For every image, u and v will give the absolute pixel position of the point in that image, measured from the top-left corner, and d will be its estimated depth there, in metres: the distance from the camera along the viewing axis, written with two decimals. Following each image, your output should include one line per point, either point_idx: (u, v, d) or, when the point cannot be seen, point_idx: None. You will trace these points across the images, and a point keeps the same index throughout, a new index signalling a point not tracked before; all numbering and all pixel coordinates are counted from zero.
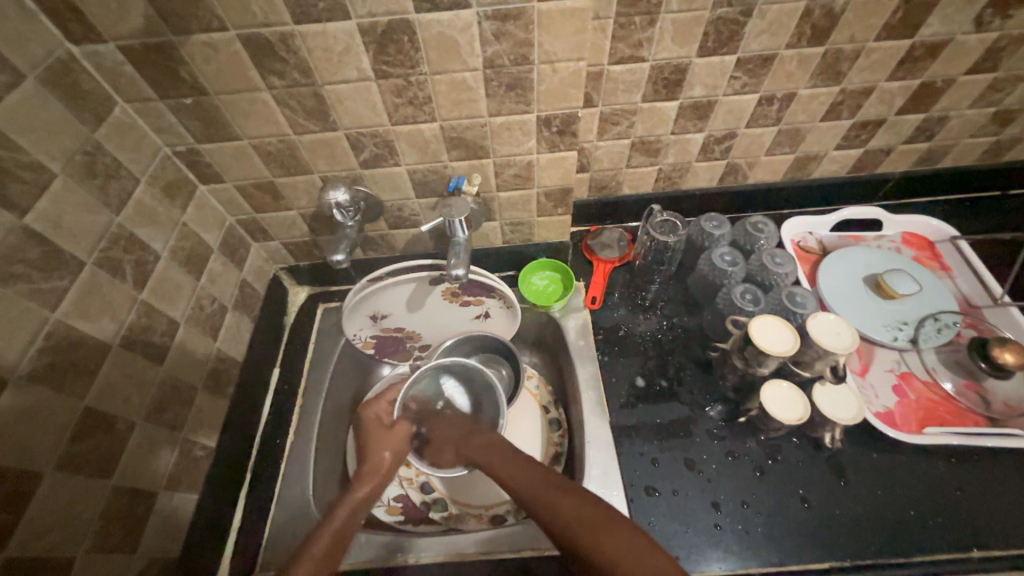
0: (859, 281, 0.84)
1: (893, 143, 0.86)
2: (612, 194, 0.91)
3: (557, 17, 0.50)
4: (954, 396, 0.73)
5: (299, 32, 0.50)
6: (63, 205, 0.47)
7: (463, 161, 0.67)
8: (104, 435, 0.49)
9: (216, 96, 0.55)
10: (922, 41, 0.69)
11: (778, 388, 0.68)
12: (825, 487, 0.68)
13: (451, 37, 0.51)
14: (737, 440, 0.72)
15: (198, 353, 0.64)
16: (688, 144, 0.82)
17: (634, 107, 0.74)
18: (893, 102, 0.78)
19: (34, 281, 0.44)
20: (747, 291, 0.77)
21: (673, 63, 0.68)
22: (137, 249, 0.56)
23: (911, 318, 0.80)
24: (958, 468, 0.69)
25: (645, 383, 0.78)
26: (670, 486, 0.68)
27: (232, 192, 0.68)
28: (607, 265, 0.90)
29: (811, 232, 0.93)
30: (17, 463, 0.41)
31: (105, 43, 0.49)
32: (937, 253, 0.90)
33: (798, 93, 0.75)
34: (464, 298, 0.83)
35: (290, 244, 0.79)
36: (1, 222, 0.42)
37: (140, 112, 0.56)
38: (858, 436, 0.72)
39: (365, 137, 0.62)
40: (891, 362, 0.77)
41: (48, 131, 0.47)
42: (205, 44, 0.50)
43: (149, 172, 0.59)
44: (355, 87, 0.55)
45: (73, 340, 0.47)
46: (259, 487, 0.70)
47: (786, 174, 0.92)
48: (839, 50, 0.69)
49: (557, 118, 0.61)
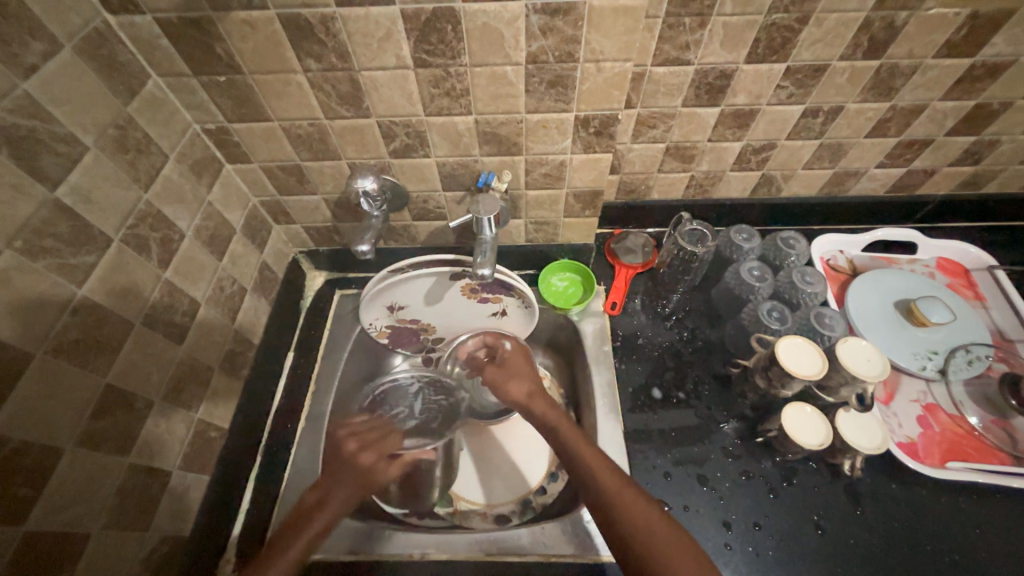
0: (889, 306, 0.81)
1: (937, 164, 0.83)
2: (640, 199, 0.89)
3: (609, 15, 0.48)
4: (980, 432, 0.71)
5: (340, 16, 0.48)
6: (94, 180, 0.47)
7: (494, 157, 0.65)
8: (124, 413, 0.49)
9: (251, 75, 0.54)
10: (984, 61, 0.65)
11: (800, 411, 0.67)
12: (839, 515, 0.66)
13: (496, 28, 0.49)
14: (752, 459, 0.71)
15: (216, 334, 0.63)
16: (723, 152, 0.79)
17: (672, 111, 0.71)
18: (943, 122, 0.75)
19: (63, 255, 0.44)
20: (774, 308, 0.75)
21: (719, 68, 0.65)
22: (163, 226, 0.55)
23: (941, 348, 0.77)
24: (980, 506, 0.67)
25: (661, 395, 0.77)
26: (681, 501, 0.67)
27: (258, 173, 0.67)
28: (629, 270, 0.88)
29: (841, 251, 0.90)
30: (41, 438, 0.41)
31: (144, 14, 0.48)
32: (972, 281, 0.87)
33: (846, 107, 0.72)
34: (482, 295, 0.82)
35: (312, 229, 0.78)
36: (34, 194, 0.41)
37: (173, 87, 0.55)
38: (877, 464, 0.70)
39: (398, 126, 0.60)
40: (917, 393, 0.75)
41: (83, 102, 0.46)
42: (243, 22, 0.48)
43: (178, 148, 0.58)
44: (392, 75, 0.54)
45: (98, 317, 0.47)
46: (269, 470, 0.71)
47: (821, 189, 0.89)
48: (896, 64, 0.65)
49: (595, 119, 0.59)
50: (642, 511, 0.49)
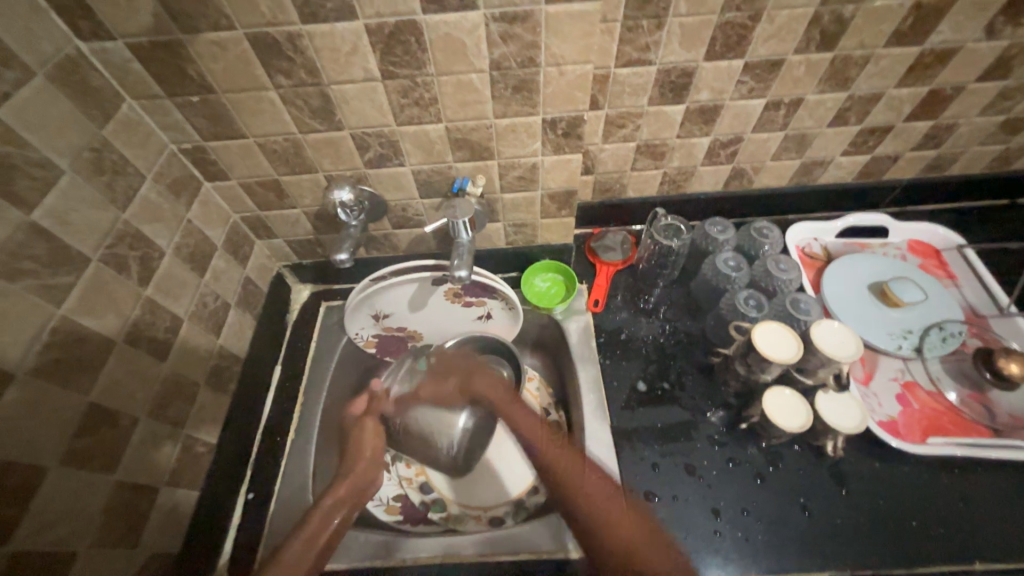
0: (865, 289, 0.83)
1: (901, 150, 0.86)
2: (616, 198, 0.91)
3: (565, 21, 0.50)
4: (959, 406, 0.73)
5: (307, 33, 0.50)
6: (71, 202, 0.48)
7: (467, 162, 0.66)
8: (107, 431, 0.50)
9: (224, 94, 0.55)
10: (933, 48, 0.68)
11: (780, 394, 0.68)
12: (825, 495, 0.67)
13: (458, 38, 0.51)
14: (739, 446, 0.72)
15: (201, 350, 0.64)
16: (693, 148, 0.82)
17: (639, 110, 0.74)
18: (901, 109, 0.77)
19: (41, 276, 0.45)
20: (751, 296, 0.77)
21: (680, 67, 0.68)
22: (143, 245, 0.56)
23: (916, 327, 0.79)
24: (961, 479, 0.68)
25: (646, 388, 0.78)
26: (670, 491, 0.68)
27: (237, 190, 0.68)
28: (610, 267, 0.90)
29: (816, 238, 0.92)
30: (22, 458, 0.41)
31: (114, 40, 0.49)
32: (943, 261, 0.90)
33: (806, 99, 0.74)
34: (466, 299, 0.83)
35: (294, 242, 0.79)
36: (10, 218, 0.42)
37: (147, 109, 0.57)
38: (860, 443, 0.71)
39: (370, 137, 0.62)
40: (895, 371, 0.77)
41: (57, 127, 0.47)
42: (213, 43, 0.50)
43: (155, 168, 0.59)
44: (361, 87, 0.56)
45: (79, 336, 0.47)
46: (259, 483, 0.71)
47: (792, 180, 0.91)
48: (848, 56, 0.68)
49: (562, 120, 0.61)
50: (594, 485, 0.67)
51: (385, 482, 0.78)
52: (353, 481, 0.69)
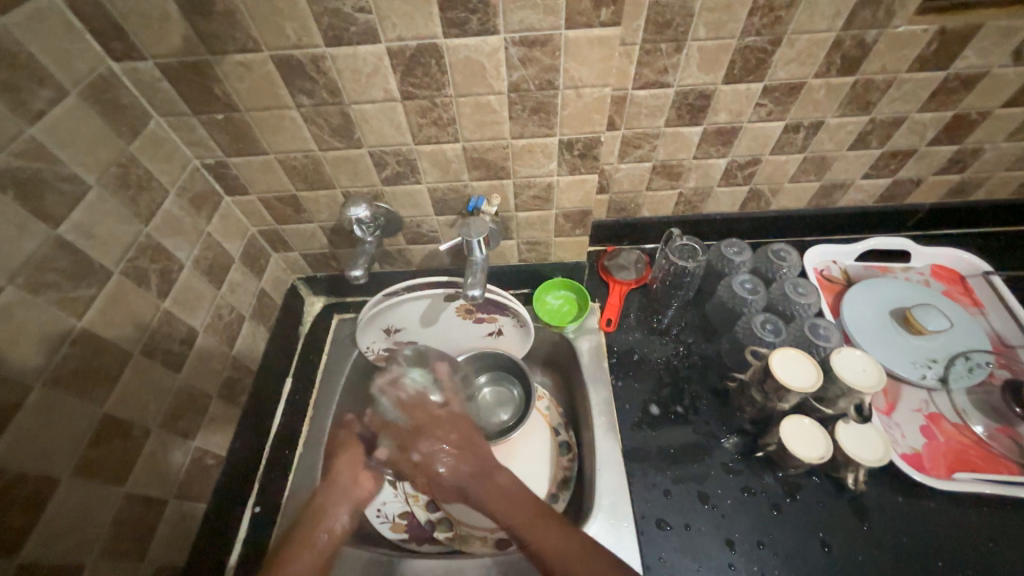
0: (886, 315, 0.81)
1: (923, 173, 0.84)
2: (631, 217, 0.91)
3: (584, 46, 0.51)
4: (987, 440, 0.70)
5: (330, 55, 0.51)
6: (96, 216, 0.49)
7: (483, 181, 0.67)
8: (120, 442, 0.50)
9: (248, 112, 0.57)
10: (957, 73, 0.67)
11: (797, 424, 0.66)
12: (846, 530, 0.65)
13: (477, 61, 0.52)
14: (754, 475, 0.70)
15: (214, 361, 0.65)
16: (710, 169, 0.81)
17: (656, 131, 0.74)
18: (924, 133, 0.76)
19: (64, 289, 0.45)
20: (768, 321, 0.75)
21: (698, 90, 0.68)
22: (163, 258, 0.57)
23: (940, 356, 0.76)
24: (991, 518, 0.65)
25: (659, 411, 0.76)
26: (682, 520, 0.66)
27: (256, 204, 0.70)
28: (623, 286, 0.89)
29: (834, 261, 0.91)
30: (36, 469, 0.42)
31: (145, 60, 0.51)
32: (968, 287, 0.87)
33: (826, 122, 0.73)
34: (477, 315, 0.83)
35: (310, 256, 0.80)
36: (37, 232, 0.43)
37: (173, 125, 0.58)
38: (882, 476, 0.69)
39: (389, 156, 0.62)
40: (919, 402, 0.74)
41: (88, 143, 0.48)
42: (239, 64, 0.51)
43: (178, 183, 0.60)
44: (380, 107, 0.56)
45: (98, 348, 0.48)
46: (266, 497, 0.71)
47: (810, 202, 0.90)
48: (870, 80, 0.67)
49: (579, 142, 0.61)
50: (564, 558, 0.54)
51: (391, 498, 0.76)
52: (342, 492, 0.64)
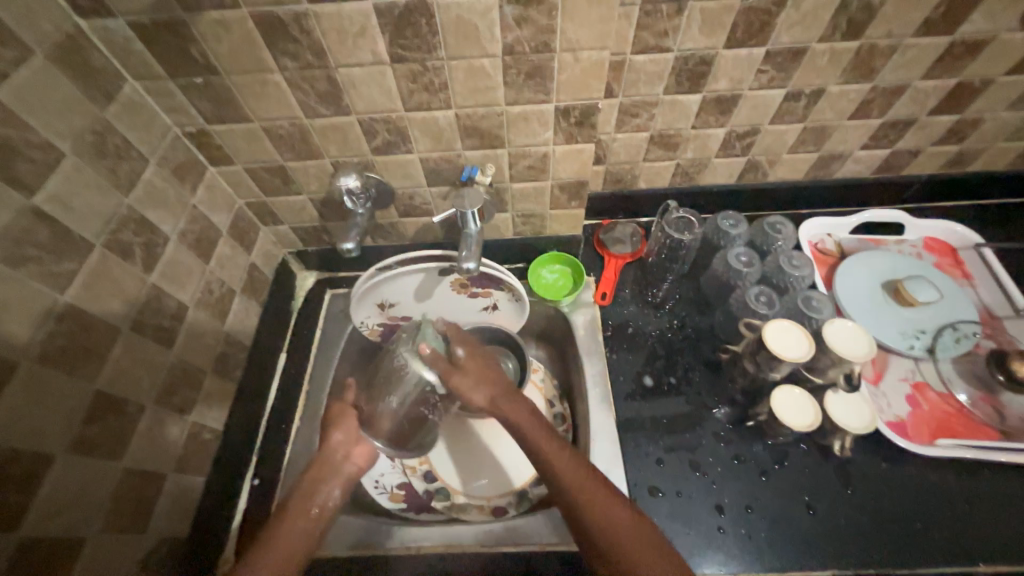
0: (879, 288, 0.81)
1: (922, 144, 0.83)
2: (627, 189, 0.89)
3: (583, 5, 0.48)
4: (969, 408, 0.72)
5: (314, 13, 0.48)
6: (74, 186, 0.47)
7: (477, 150, 0.65)
8: (114, 419, 0.50)
9: (228, 76, 0.54)
10: (963, 38, 0.65)
11: (789, 393, 0.68)
12: (831, 494, 0.67)
13: (471, 21, 0.49)
14: (744, 443, 0.71)
15: (206, 337, 0.64)
16: (708, 139, 0.79)
17: (655, 99, 0.72)
18: (926, 102, 0.75)
19: (45, 263, 0.44)
20: (762, 293, 0.76)
21: (699, 55, 0.65)
22: (147, 231, 0.55)
23: (929, 327, 0.78)
24: (969, 481, 0.68)
25: (652, 383, 0.77)
26: (674, 487, 0.68)
27: (241, 175, 0.67)
28: (619, 260, 0.88)
29: (829, 234, 0.90)
30: (29, 446, 0.42)
31: (115, 18, 0.48)
32: (959, 260, 0.88)
33: (828, 89, 0.72)
34: (472, 289, 0.82)
35: (300, 229, 0.78)
36: (11, 203, 0.41)
37: (150, 90, 0.55)
38: (867, 443, 0.71)
39: (379, 123, 0.60)
40: (906, 372, 0.76)
41: (60, 109, 0.46)
42: (216, 22, 0.48)
43: (159, 152, 0.58)
44: (369, 72, 0.54)
45: (85, 324, 0.47)
46: (264, 470, 0.71)
47: (808, 174, 0.89)
48: (875, 45, 0.66)
49: (576, 109, 0.59)
50: (611, 512, 0.51)
51: (388, 471, 0.78)
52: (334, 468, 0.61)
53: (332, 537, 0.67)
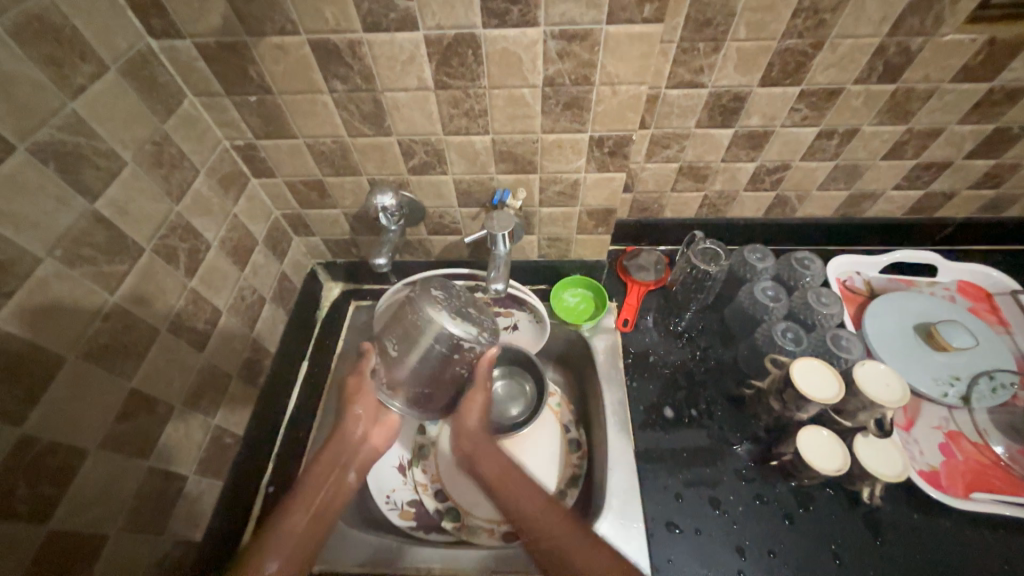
0: (910, 330, 0.79)
1: (956, 187, 0.82)
2: (652, 217, 0.90)
3: (625, 42, 0.50)
4: (1006, 461, 0.69)
5: (367, 40, 0.50)
6: (131, 193, 0.49)
7: (510, 175, 0.66)
8: (145, 417, 0.51)
9: (280, 95, 0.57)
10: (1003, 85, 0.65)
11: (815, 434, 0.66)
12: (857, 544, 0.64)
13: (515, 53, 0.51)
14: (766, 483, 0.69)
15: (235, 342, 0.65)
16: (737, 172, 0.80)
17: (686, 132, 0.73)
18: (962, 145, 0.74)
19: (99, 264, 0.46)
20: (788, 329, 0.75)
21: (733, 91, 0.67)
22: (192, 238, 0.57)
23: (963, 374, 0.75)
24: (1009, 540, 0.64)
25: (672, 414, 0.76)
26: (693, 524, 0.66)
27: (281, 187, 0.70)
28: (642, 287, 0.88)
29: (858, 272, 0.89)
30: (66, 439, 0.43)
31: (183, 39, 0.51)
32: (995, 306, 0.85)
33: (861, 129, 0.72)
34: (495, 309, 0.84)
35: (331, 241, 0.81)
36: (75, 206, 0.44)
37: (206, 105, 0.58)
38: (897, 492, 0.68)
39: (417, 145, 0.62)
40: (939, 419, 0.73)
41: (124, 120, 0.49)
42: (276, 47, 0.51)
43: (208, 163, 0.60)
44: (413, 96, 0.56)
45: (127, 323, 0.49)
46: (279, 477, 0.71)
47: (837, 211, 0.88)
48: (911, 89, 0.66)
49: (610, 139, 0.60)
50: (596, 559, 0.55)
51: (400, 487, 0.77)
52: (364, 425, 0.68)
53: (342, 551, 0.67)
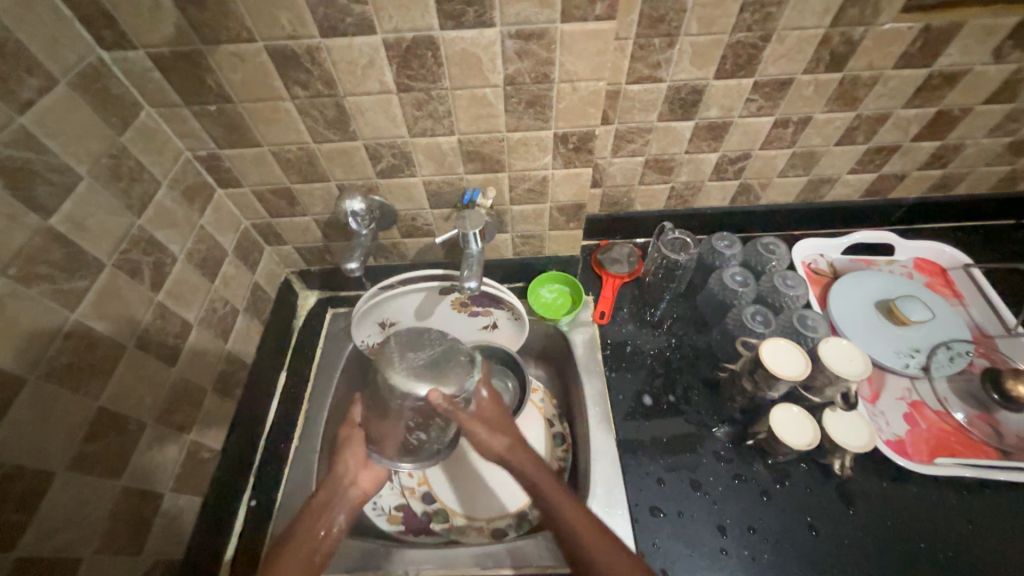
0: (872, 307, 0.83)
1: (907, 169, 0.86)
2: (623, 211, 0.92)
3: (580, 39, 0.51)
4: (967, 426, 0.72)
5: (325, 46, 0.51)
6: (88, 208, 0.48)
7: (479, 174, 0.67)
8: (115, 436, 0.50)
9: (241, 104, 0.56)
10: (940, 70, 0.69)
11: (787, 411, 0.68)
12: (833, 515, 0.67)
13: (474, 54, 0.52)
14: (745, 462, 0.71)
15: (208, 356, 0.64)
16: (701, 163, 0.82)
17: (649, 125, 0.74)
18: (908, 129, 0.78)
19: (57, 281, 0.45)
20: (757, 312, 0.77)
21: (690, 85, 0.69)
22: (156, 251, 0.56)
23: (922, 346, 0.79)
24: (972, 501, 0.68)
25: (651, 402, 0.78)
26: (675, 507, 0.68)
27: (248, 197, 0.69)
28: (617, 279, 0.90)
29: (822, 254, 0.93)
30: (30, 462, 0.41)
31: (136, 50, 0.50)
32: (950, 279, 0.90)
33: (814, 117, 0.75)
34: (473, 308, 0.83)
35: (303, 249, 0.80)
36: (29, 223, 0.43)
37: (165, 117, 0.57)
38: (867, 462, 0.71)
39: (384, 148, 0.62)
40: (903, 391, 0.77)
41: (77, 133, 0.48)
42: (232, 54, 0.51)
43: (171, 175, 0.59)
44: (376, 100, 0.56)
45: (91, 341, 0.48)
46: (262, 491, 0.70)
47: (798, 197, 0.92)
48: (857, 76, 0.69)
49: (574, 135, 0.62)
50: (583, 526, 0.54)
51: (387, 492, 0.77)
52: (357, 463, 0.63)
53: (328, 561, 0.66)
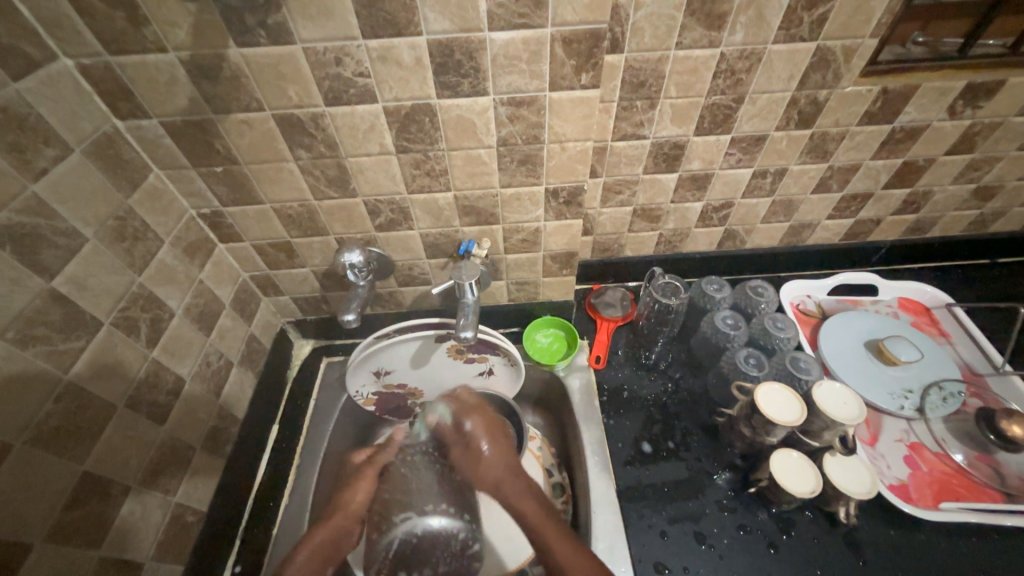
0: (862, 348, 0.84)
1: (882, 214, 0.91)
2: (614, 256, 0.95)
3: (568, 105, 0.55)
4: (967, 468, 0.72)
5: (329, 113, 0.54)
6: (91, 268, 0.49)
7: (474, 227, 0.69)
8: (97, 502, 0.48)
9: (246, 165, 0.59)
10: (902, 126, 0.74)
11: (787, 457, 0.67)
12: (843, 567, 0.65)
13: (469, 119, 0.56)
14: (749, 512, 0.70)
15: (199, 411, 0.63)
16: (687, 212, 0.86)
17: (635, 178, 0.78)
18: (878, 178, 0.83)
19: (53, 342, 0.45)
20: (750, 355, 0.78)
21: (672, 141, 0.73)
22: (154, 308, 0.57)
23: (915, 386, 0.79)
24: (980, 548, 0.66)
25: (650, 449, 0.77)
26: (680, 563, 0.65)
27: (248, 251, 0.71)
28: (611, 323, 0.91)
29: (809, 295, 0.95)
30: (8, 535, 0.40)
31: (150, 119, 0.53)
32: (934, 318, 0.92)
33: (790, 168, 0.79)
34: (469, 355, 0.82)
35: (300, 300, 0.81)
36: (31, 286, 0.43)
37: (172, 178, 0.60)
38: (872, 509, 0.70)
39: (382, 204, 0.65)
40: (900, 432, 0.77)
41: (87, 197, 0.49)
42: (241, 122, 0.54)
43: (174, 233, 0.61)
44: (376, 160, 0.59)
45: (82, 402, 0.47)
46: (247, 555, 0.67)
47: (781, 241, 0.95)
48: (826, 132, 0.74)
49: (564, 190, 0.65)
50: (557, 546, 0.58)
51: None
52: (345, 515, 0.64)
53: None
